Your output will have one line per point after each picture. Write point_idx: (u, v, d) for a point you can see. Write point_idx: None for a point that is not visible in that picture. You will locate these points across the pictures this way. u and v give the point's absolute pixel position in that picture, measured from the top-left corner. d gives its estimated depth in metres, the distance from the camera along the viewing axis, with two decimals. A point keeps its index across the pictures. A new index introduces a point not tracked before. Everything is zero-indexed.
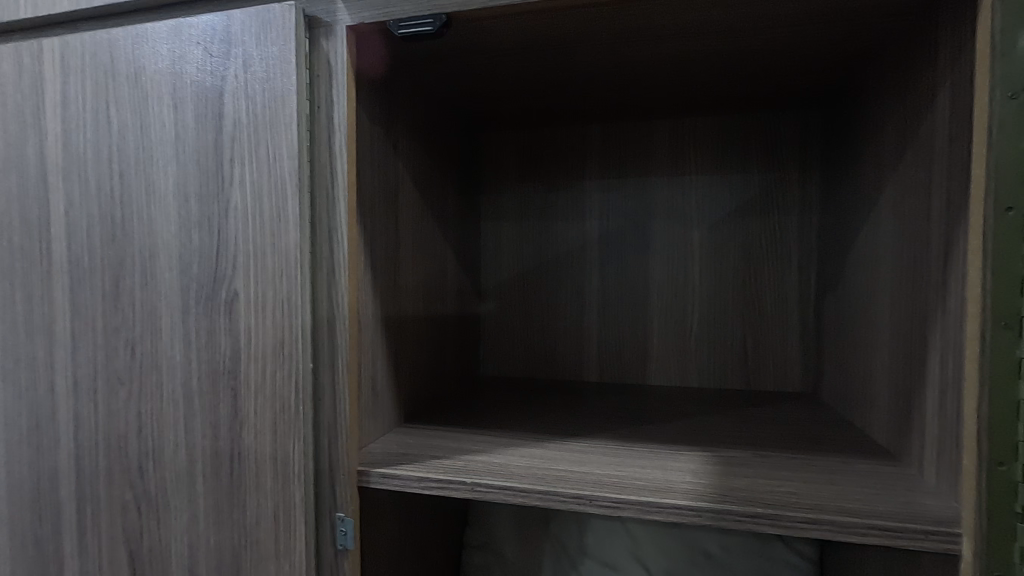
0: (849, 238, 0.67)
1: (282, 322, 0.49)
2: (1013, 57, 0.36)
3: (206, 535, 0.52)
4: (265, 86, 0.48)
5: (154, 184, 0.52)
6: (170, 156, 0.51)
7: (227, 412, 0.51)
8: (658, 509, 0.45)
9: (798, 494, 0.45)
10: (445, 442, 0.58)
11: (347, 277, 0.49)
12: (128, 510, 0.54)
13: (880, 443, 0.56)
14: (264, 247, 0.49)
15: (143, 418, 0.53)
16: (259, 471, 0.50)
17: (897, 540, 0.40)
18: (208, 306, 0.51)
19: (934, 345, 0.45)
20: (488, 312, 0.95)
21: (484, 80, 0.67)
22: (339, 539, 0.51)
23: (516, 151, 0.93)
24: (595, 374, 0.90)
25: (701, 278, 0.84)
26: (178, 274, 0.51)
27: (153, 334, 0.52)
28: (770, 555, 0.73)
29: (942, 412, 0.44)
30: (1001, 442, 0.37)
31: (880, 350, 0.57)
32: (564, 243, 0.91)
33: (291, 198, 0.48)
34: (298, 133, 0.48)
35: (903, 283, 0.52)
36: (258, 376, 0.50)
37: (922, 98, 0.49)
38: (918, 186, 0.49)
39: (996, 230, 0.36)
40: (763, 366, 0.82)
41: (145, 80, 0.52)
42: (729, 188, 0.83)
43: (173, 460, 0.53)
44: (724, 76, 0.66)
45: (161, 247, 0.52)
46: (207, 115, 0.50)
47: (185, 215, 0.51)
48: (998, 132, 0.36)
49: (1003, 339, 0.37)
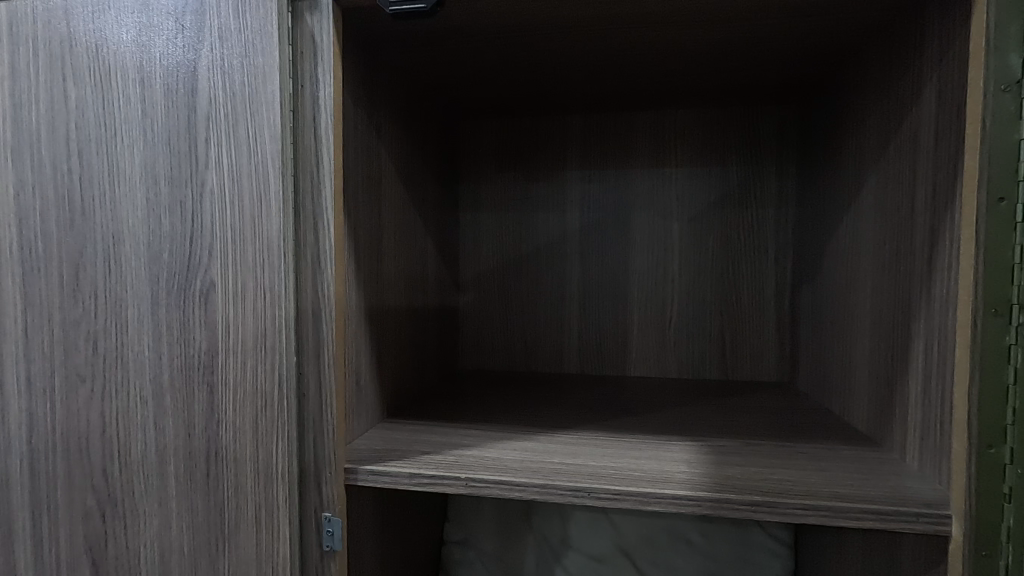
0: (828, 228, 0.68)
1: (263, 313, 0.47)
2: (1008, 49, 0.37)
3: (180, 540, 0.49)
4: (243, 62, 0.46)
5: (117, 165, 0.48)
6: (136, 135, 0.47)
7: (201, 411, 0.48)
8: (657, 500, 0.44)
9: (791, 480, 0.46)
10: (433, 437, 0.56)
11: (333, 265, 0.47)
12: (91, 516, 0.50)
13: (861, 429, 0.58)
14: (243, 234, 0.46)
15: (106, 418, 0.49)
16: (238, 471, 0.48)
17: (890, 523, 0.41)
18: (180, 297, 0.48)
19: (918, 333, 0.47)
20: (467, 304, 0.93)
21: (469, 64, 0.65)
22: (326, 540, 0.48)
23: (496, 140, 0.91)
24: (575, 367, 0.90)
25: (680, 269, 0.85)
26: (146, 264, 0.48)
27: (117, 327, 0.49)
28: (750, 541, 0.74)
29: (926, 398, 0.45)
30: (989, 424, 0.38)
31: (860, 338, 0.59)
32: (545, 232, 0.90)
33: (273, 182, 0.46)
34: (280, 114, 0.46)
35: (885, 274, 0.53)
36: (237, 373, 0.47)
37: (906, 93, 0.50)
38: (902, 177, 0.50)
39: (989, 221, 0.37)
40: (741, 356, 0.84)
41: (107, 54, 0.48)
42: (708, 180, 0.84)
43: (142, 461, 0.49)
44: (709, 67, 0.67)
45: (127, 233, 0.48)
46: (177, 92, 0.47)
47: (153, 199, 0.47)
48: (991, 126, 0.37)
49: (994, 326, 0.38)
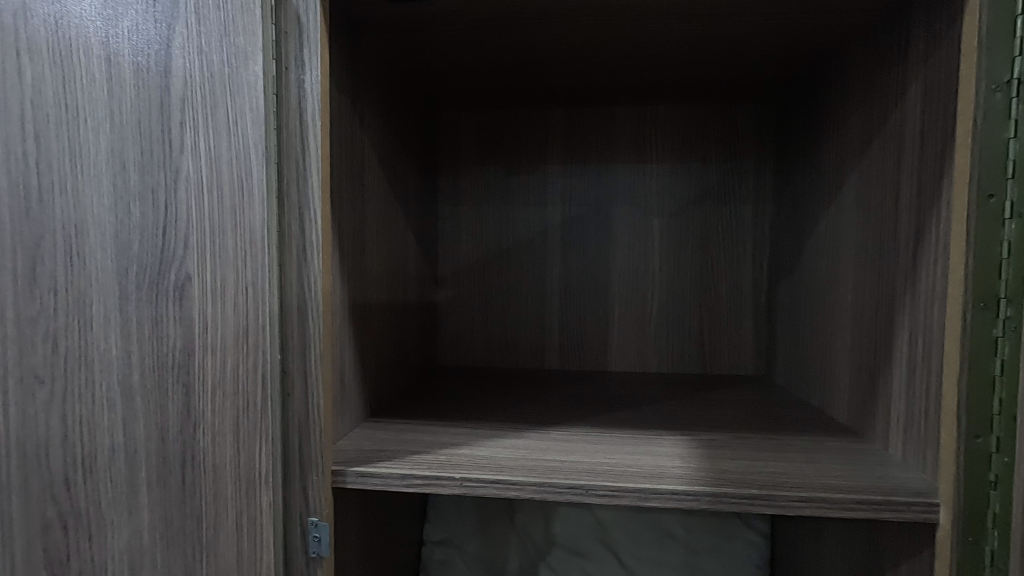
0: (807, 225, 0.70)
1: (246, 309, 0.44)
2: (997, 49, 0.38)
3: (152, 553, 0.46)
4: (223, 41, 0.43)
5: (79, 149, 0.44)
6: (101, 116, 0.44)
7: (176, 413, 0.45)
8: (656, 496, 0.44)
9: (784, 473, 0.46)
10: (420, 436, 0.55)
11: (320, 258, 0.45)
12: (51, 530, 0.46)
13: (840, 422, 0.59)
14: (223, 224, 0.44)
15: (68, 424, 0.45)
16: (218, 476, 0.45)
17: (882, 513, 0.42)
18: (153, 291, 0.44)
19: (901, 327, 0.48)
20: (446, 300, 0.91)
21: (455, 53, 0.63)
22: (313, 547, 0.47)
23: (475, 132, 0.90)
24: (556, 363, 0.89)
25: (661, 265, 0.86)
26: (112, 256, 0.44)
27: (80, 325, 0.45)
28: (730, 532, 0.76)
29: (910, 390, 0.46)
30: (975, 415, 0.39)
31: (841, 332, 0.60)
32: (525, 227, 0.89)
33: (256, 170, 0.43)
34: (264, 98, 0.43)
35: (867, 270, 0.55)
36: (216, 372, 0.45)
37: (889, 92, 0.51)
38: (885, 174, 0.51)
39: (979, 217, 0.38)
40: (719, 350, 0.85)
41: (67, 26, 0.43)
42: (688, 177, 0.85)
43: (108, 469, 0.45)
44: (693, 62, 0.67)
45: (92, 222, 0.44)
46: (149, 71, 0.43)
47: (122, 185, 0.44)
48: (981, 125, 0.38)
49: (983, 319, 0.39)
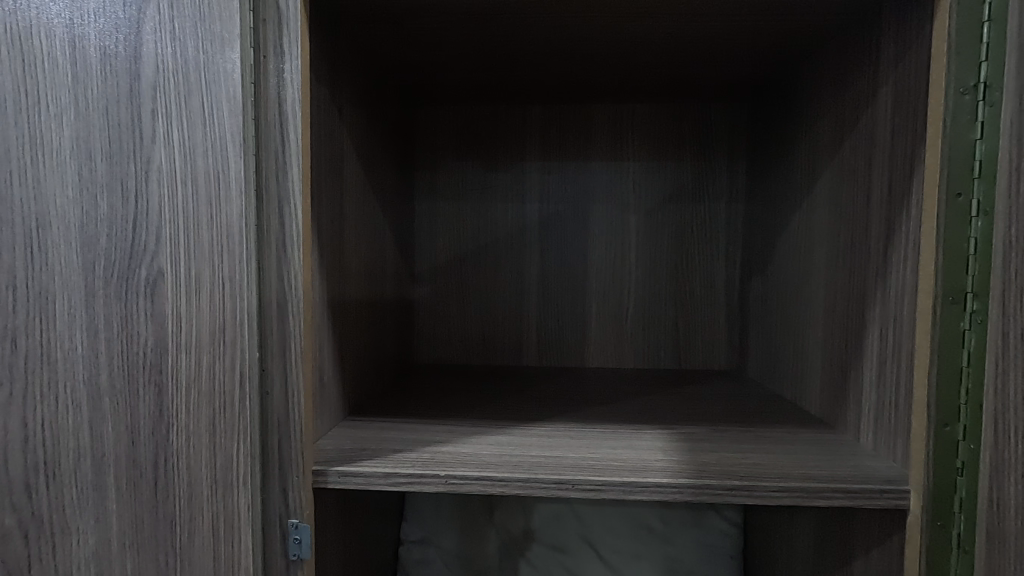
0: (780, 223, 0.71)
1: (223, 305, 0.43)
2: (965, 54, 0.39)
3: (120, 559, 0.44)
4: (198, 28, 0.41)
5: (40, 137, 0.42)
6: (65, 102, 0.41)
7: (147, 413, 0.43)
8: (640, 489, 0.45)
9: (764, 464, 0.48)
10: (401, 435, 0.54)
11: (301, 254, 0.44)
12: (10, 539, 0.43)
13: (813, 414, 0.61)
14: (198, 217, 0.42)
15: (29, 427, 0.43)
16: (192, 478, 0.44)
17: (857, 500, 0.43)
18: (122, 287, 0.42)
19: (872, 321, 0.50)
20: (423, 296, 0.90)
21: (435, 47, 0.62)
22: (292, 549, 0.45)
23: (453, 127, 0.89)
24: (534, 359, 0.89)
25: (637, 261, 0.87)
26: (78, 250, 0.42)
27: (43, 323, 0.42)
28: (705, 524, 0.77)
29: (881, 381, 0.48)
30: (944, 404, 0.41)
31: (813, 327, 0.62)
32: (503, 224, 0.88)
33: (233, 162, 0.42)
34: (241, 87, 0.42)
35: (839, 266, 0.56)
36: (190, 371, 0.43)
37: (861, 95, 0.53)
38: (857, 174, 0.53)
39: (949, 215, 0.40)
40: (694, 346, 0.87)
41: (27, 8, 0.41)
42: (663, 175, 0.86)
43: (74, 473, 0.43)
44: (670, 61, 0.68)
45: (55, 214, 0.42)
46: (117, 57, 0.41)
47: (88, 176, 0.42)
48: (951, 126, 0.40)
49: (950, 312, 0.40)
